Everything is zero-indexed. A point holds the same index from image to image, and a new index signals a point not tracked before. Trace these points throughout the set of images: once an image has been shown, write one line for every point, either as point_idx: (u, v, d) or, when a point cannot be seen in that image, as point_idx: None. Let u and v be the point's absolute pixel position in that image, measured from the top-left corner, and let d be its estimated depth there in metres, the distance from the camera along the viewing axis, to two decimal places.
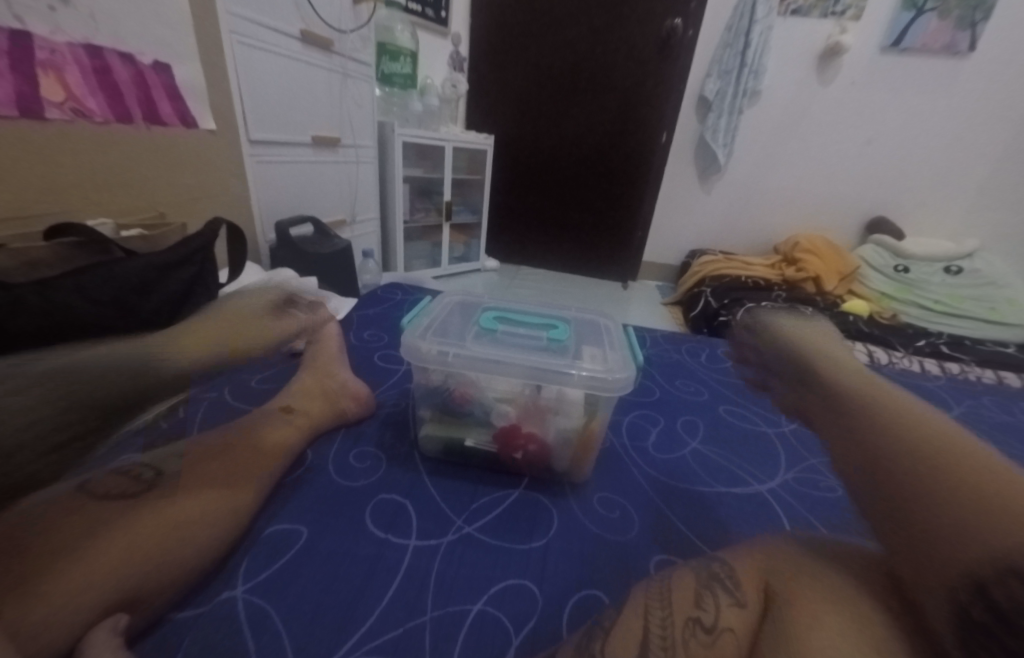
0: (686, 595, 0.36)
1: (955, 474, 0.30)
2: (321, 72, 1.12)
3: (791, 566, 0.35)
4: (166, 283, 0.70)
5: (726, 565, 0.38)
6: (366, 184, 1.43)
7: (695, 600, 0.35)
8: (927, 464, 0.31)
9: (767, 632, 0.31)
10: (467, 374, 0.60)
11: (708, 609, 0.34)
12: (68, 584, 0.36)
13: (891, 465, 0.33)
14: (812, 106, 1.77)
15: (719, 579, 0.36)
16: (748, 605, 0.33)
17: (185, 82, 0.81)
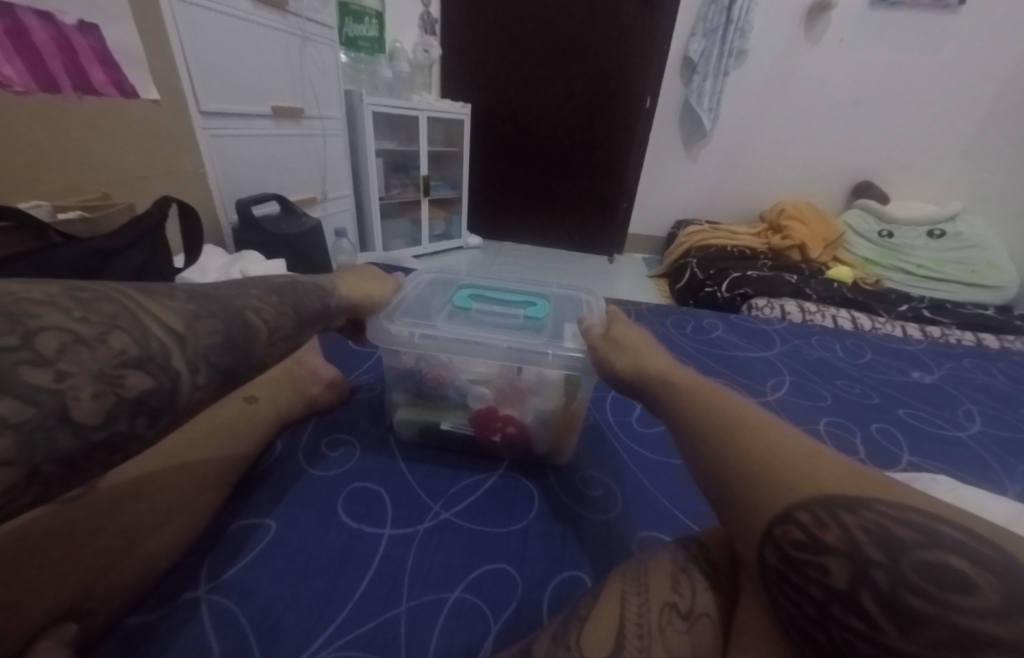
0: (663, 580, 0.34)
1: (732, 437, 0.33)
2: (277, 36, 1.04)
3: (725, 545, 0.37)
4: (112, 269, 0.65)
5: (703, 548, 0.37)
6: (336, 159, 1.35)
7: (671, 584, 0.34)
8: (716, 430, 0.35)
9: (739, 614, 0.31)
10: (440, 356, 0.58)
11: (685, 593, 0.33)
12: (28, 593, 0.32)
13: (691, 441, 0.37)
14: (799, 66, 1.71)
15: (696, 563, 0.35)
16: (721, 588, 0.34)
17: (120, 45, 0.74)
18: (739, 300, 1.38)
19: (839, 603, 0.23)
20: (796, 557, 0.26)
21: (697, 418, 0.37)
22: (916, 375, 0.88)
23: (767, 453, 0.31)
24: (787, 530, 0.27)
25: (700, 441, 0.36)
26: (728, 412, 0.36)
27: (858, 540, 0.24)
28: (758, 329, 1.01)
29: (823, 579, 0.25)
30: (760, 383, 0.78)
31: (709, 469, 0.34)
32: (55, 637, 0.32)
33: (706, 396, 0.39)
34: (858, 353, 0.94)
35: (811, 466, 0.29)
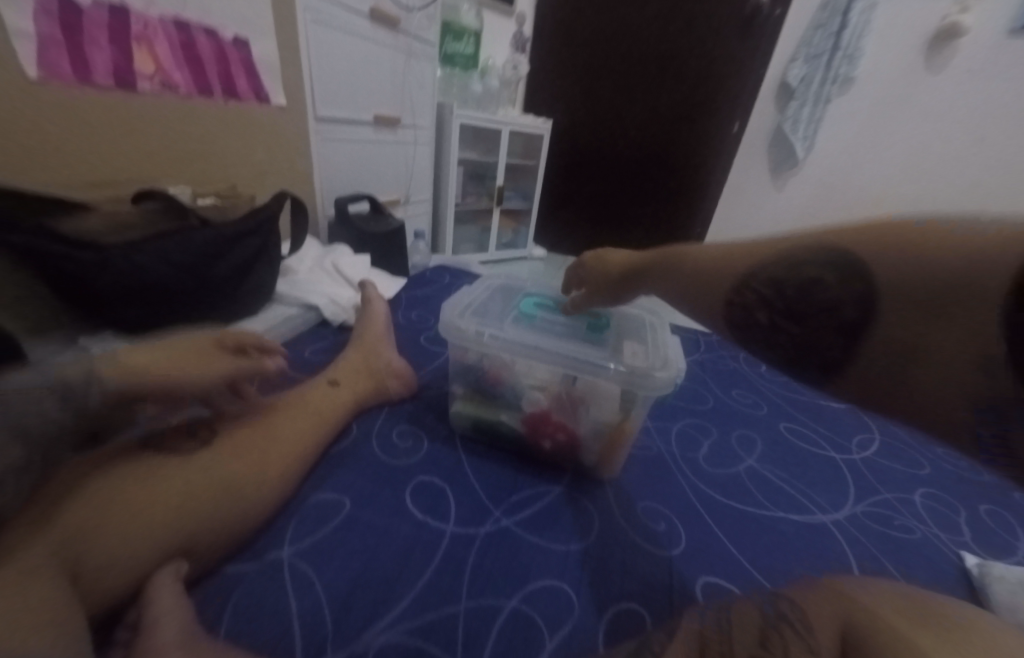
0: (748, 631, 0.32)
1: (707, 277, 0.43)
2: (387, 51, 1.13)
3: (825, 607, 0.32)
4: (234, 253, 0.74)
5: (794, 605, 0.33)
6: (422, 166, 1.43)
7: (759, 638, 0.31)
8: (698, 274, 0.44)
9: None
10: (502, 356, 0.61)
11: (776, 650, 0.30)
12: (132, 532, 0.39)
13: (680, 291, 0.46)
14: (913, 97, 1.59)
15: (785, 620, 0.32)
16: (822, 652, 0.29)
17: (262, 58, 0.84)
18: None
19: (807, 343, 0.35)
20: (772, 328, 0.37)
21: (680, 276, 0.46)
22: None
23: (737, 276, 0.40)
24: (756, 317, 0.38)
25: (686, 290, 0.45)
26: (700, 260, 0.44)
27: (805, 301, 0.35)
28: None
29: (791, 332, 0.36)
30: (844, 438, 0.73)
31: (696, 301, 0.44)
32: (167, 573, 0.38)
33: (680, 254, 0.47)
34: None
35: (763, 268, 0.38)
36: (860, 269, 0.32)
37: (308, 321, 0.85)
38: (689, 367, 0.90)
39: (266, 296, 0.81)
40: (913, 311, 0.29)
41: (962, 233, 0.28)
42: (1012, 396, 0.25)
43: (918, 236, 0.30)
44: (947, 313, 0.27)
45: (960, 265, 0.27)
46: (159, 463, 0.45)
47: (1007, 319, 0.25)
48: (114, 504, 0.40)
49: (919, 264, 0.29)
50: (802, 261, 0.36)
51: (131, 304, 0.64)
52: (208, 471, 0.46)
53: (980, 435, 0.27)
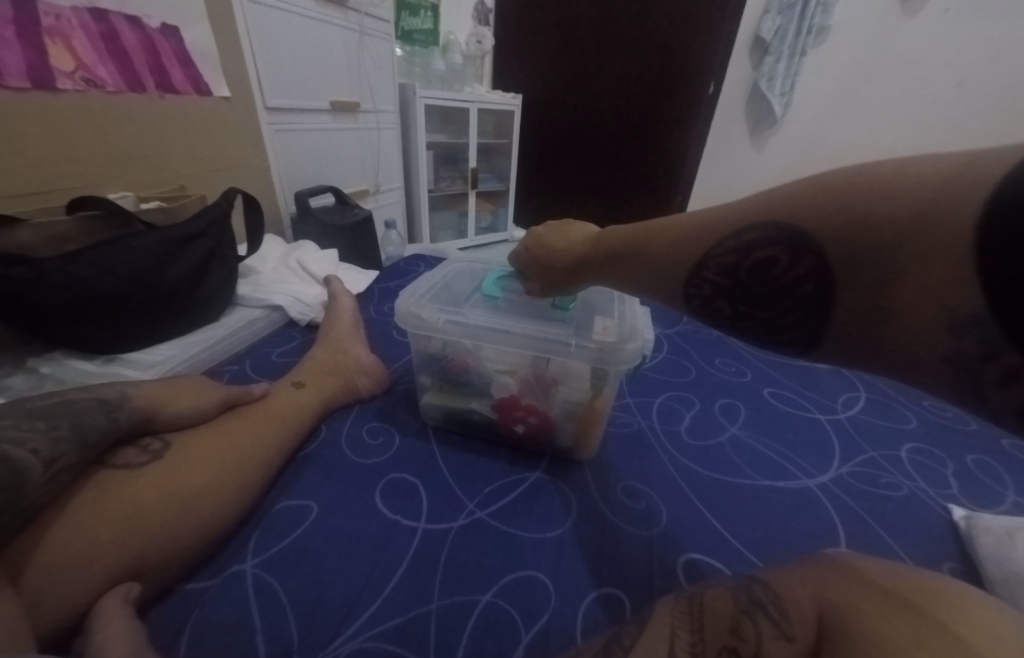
0: (721, 620, 0.30)
1: (650, 267, 0.38)
2: (337, 31, 1.07)
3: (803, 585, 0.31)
4: (184, 256, 0.70)
5: (768, 587, 0.31)
6: (389, 152, 1.38)
7: (730, 627, 0.29)
8: (643, 262, 0.39)
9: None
10: (466, 342, 0.58)
11: (748, 638, 0.28)
12: (74, 557, 0.36)
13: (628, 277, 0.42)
14: (891, 42, 1.53)
15: (760, 606, 0.30)
16: (797, 641, 0.28)
17: (197, 45, 0.79)
18: None
19: (776, 324, 0.31)
20: (736, 314, 0.33)
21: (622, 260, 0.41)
22: None
23: (682, 263, 0.35)
24: (716, 302, 0.34)
25: (632, 278, 0.41)
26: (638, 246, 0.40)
27: (760, 279, 0.31)
28: None
29: (755, 313, 0.32)
30: (830, 399, 0.71)
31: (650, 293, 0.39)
32: (112, 599, 0.36)
33: (618, 237, 0.43)
34: None
35: (703, 248, 0.34)
36: (805, 234, 0.28)
37: (274, 323, 0.82)
38: (671, 339, 0.87)
39: (226, 300, 0.78)
40: (863, 269, 0.26)
41: (910, 176, 0.25)
42: (985, 354, 0.22)
43: (866, 186, 0.26)
44: (900, 268, 0.25)
45: (896, 213, 0.24)
46: (110, 476, 0.42)
47: (972, 266, 0.22)
48: (55, 526, 0.37)
49: (866, 213, 0.26)
50: (740, 231, 0.32)
51: (77, 319, 0.61)
52: (159, 485, 0.43)
53: (964, 390, 0.24)
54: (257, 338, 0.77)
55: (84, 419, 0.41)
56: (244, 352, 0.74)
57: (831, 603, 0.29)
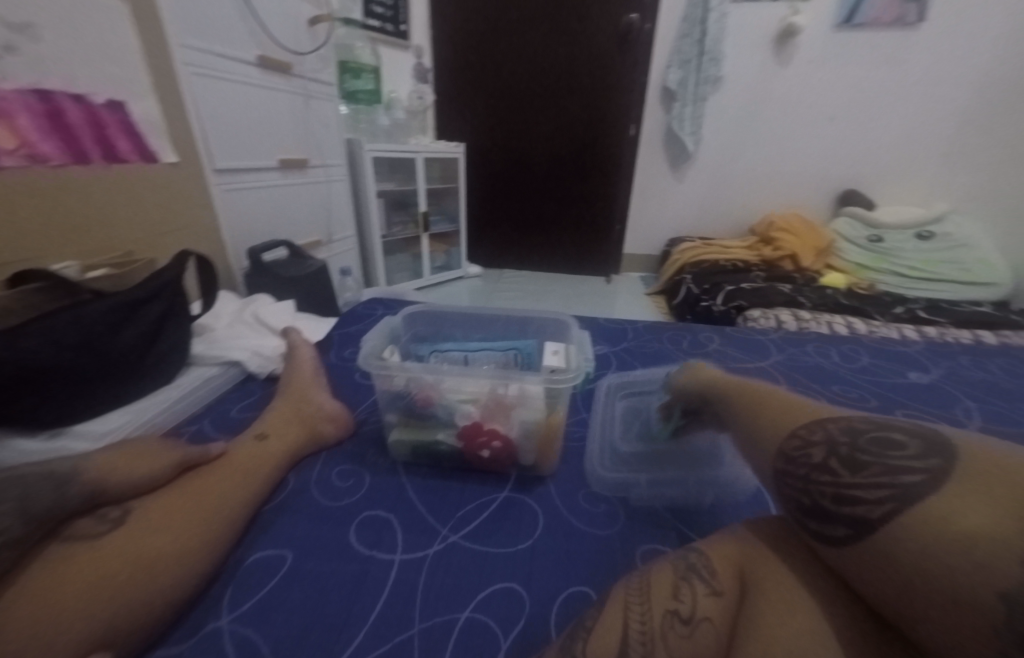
0: (664, 588, 0.38)
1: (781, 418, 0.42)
2: (282, 96, 1.13)
3: (725, 552, 0.38)
4: (134, 321, 0.70)
5: (702, 555, 0.39)
6: (340, 203, 1.43)
7: (672, 592, 0.37)
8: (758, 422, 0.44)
9: (741, 616, 0.33)
10: (427, 377, 0.62)
11: (685, 599, 0.36)
12: (46, 628, 0.36)
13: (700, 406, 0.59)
14: (776, 86, 1.78)
15: (695, 570, 0.38)
16: (724, 593, 0.35)
17: (142, 118, 0.82)
18: (734, 313, 1.41)
19: (840, 492, 0.32)
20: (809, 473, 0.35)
21: (727, 407, 0.51)
22: (913, 376, 0.89)
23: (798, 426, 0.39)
24: (810, 455, 0.36)
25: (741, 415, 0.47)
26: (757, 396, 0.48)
27: (872, 454, 0.32)
28: (752, 339, 1.03)
29: (831, 480, 0.33)
30: None
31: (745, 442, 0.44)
32: None
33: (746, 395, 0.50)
34: (854, 358, 0.95)
35: (831, 430, 0.36)
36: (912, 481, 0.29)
37: (232, 379, 0.82)
38: (618, 355, 0.95)
39: (181, 361, 0.78)
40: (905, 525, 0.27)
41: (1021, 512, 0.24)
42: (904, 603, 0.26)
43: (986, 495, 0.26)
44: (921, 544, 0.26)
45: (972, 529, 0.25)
46: (72, 549, 0.42)
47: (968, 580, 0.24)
48: (23, 605, 0.37)
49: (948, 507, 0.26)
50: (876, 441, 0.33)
51: (24, 393, 0.59)
52: (127, 548, 0.43)
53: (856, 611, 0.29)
54: (215, 396, 0.77)
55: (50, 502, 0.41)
56: (203, 411, 0.73)
57: (750, 557, 0.37)
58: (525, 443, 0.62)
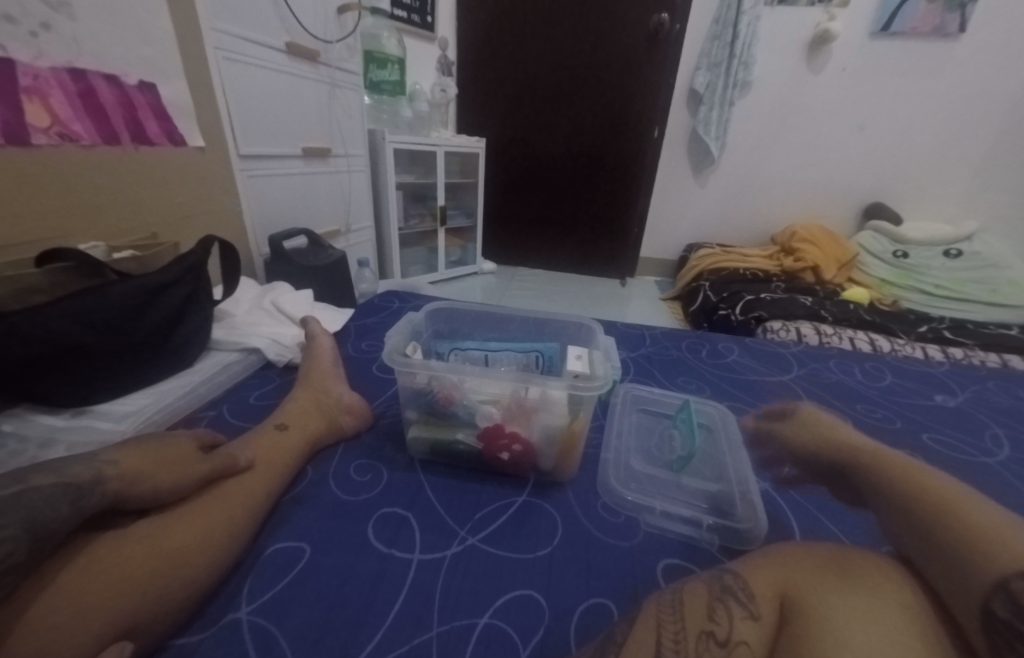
0: (699, 609, 0.37)
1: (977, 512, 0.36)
2: (309, 84, 1.12)
3: (763, 577, 0.37)
4: (159, 304, 0.70)
5: (738, 577, 0.38)
6: (360, 193, 1.42)
7: (707, 612, 0.36)
8: (930, 519, 0.36)
9: (781, 646, 0.32)
10: (450, 376, 0.61)
11: (721, 621, 0.35)
12: (74, 616, 0.36)
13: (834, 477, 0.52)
14: (805, 94, 1.75)
15: (731, 592, 0.37)
16: (762, 619, 0.34)
17: (172, 101, 0.82)
18: (753, 323, 1.39)
19: None
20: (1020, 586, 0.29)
21: (882, 475, 0.47)
22: (939, 398, 0.87)
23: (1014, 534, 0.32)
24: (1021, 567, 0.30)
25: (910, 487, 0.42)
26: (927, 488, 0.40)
27: None
28: (773, 352, 1.01)
29: None
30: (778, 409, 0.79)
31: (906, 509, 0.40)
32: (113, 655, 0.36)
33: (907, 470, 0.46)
34: (878, 376, 0.93)
35: None
36: None
37: (251, 366, 0.81)
38: (636, 360, 0.94)
39: (202, 345, 0.78)
40: None
41: None
42: None
43: None
44: None
45: None
46: (99, 536, 0.42)
47: None
48: (53, 588, 0.37)
49: None
50: None
51: (48, 373, 0.59)
52: (152, 540, 0.43)
53: None
54: (233, 383, 0.77)
55: (74, 485, 0.41)
56: (222, 397, 0.73)
57: (791, 585, 0.36)
58: (544, 446, 0.61)
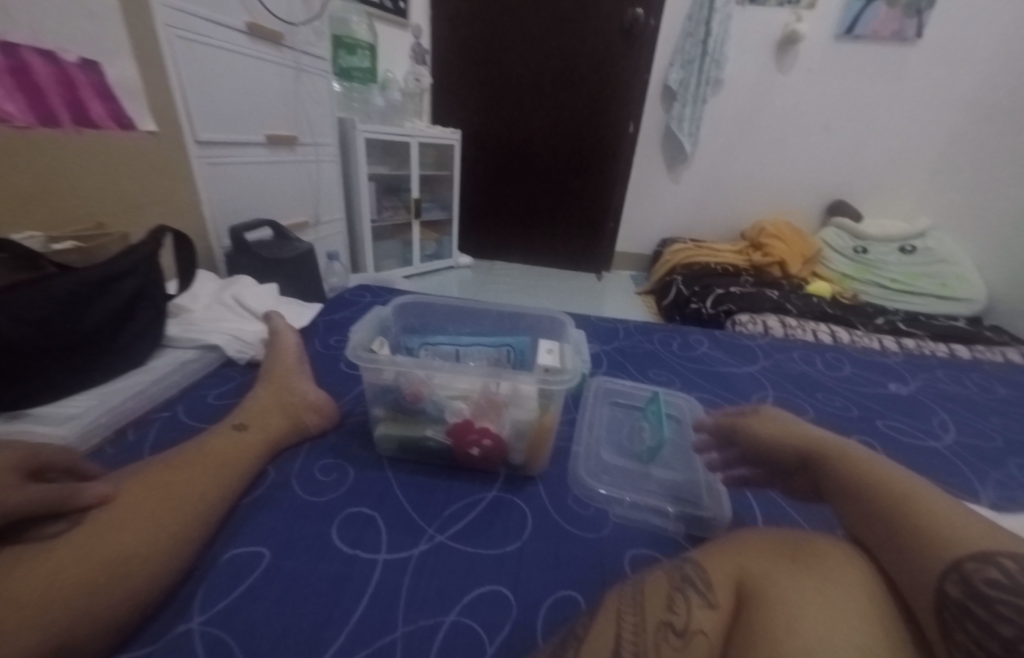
0: (659, 600, 0.37)
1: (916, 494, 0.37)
2: (273, 68, 1.08)
3: (722, 563, 0.38)
4: (105, 299, 0.66)
5: (698, 566, 0.38)
6: (329, 184, 1.38)
7: (667, 603, 0.36)
8: (889, 510, 0.36)
9: (735, 634, 0.33)
10: (417, 372, 0.60)
11: (680, 611, 0.36)
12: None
13: (769, 465, 0.52)
14: (775, 93, 1.79)
15: (690, 581, 0.37)
16: (719, 606, 0.35)
17: (118, 81, 0.77)
18: (723, 316, 1.42)
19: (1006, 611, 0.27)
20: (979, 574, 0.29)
21: (831, 473, 0.44)
22: (893, 387, 0.91)
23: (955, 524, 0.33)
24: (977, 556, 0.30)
25: (849, 476, 0.42)
26: (868, 474, 0.41)
27: None
28: (741, 344, 1.03)
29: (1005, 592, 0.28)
30: (745, 399, 0.81)
31: (856, 503, 0.39)
32: None
33: (849, 457, 0.44)
34: (838, 366, 0.97)
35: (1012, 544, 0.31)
36: None
37: (210, 363, 0.78)
38: (610, 354, 0.94)
39: (153, 343, 0.73)
40: None
41: None
42: None
43: None
44: None
45: None
46: (26, 551, 0.39)
47: None
48: None
49: None
50: None
51: None
52: (86, 550, 0.41)
53: None
54: (191, 382, 0.74)
55: None
56: (178, 397, 0.70)
57: (747, 571, 0.36)
58: (516, 441, 0.60)
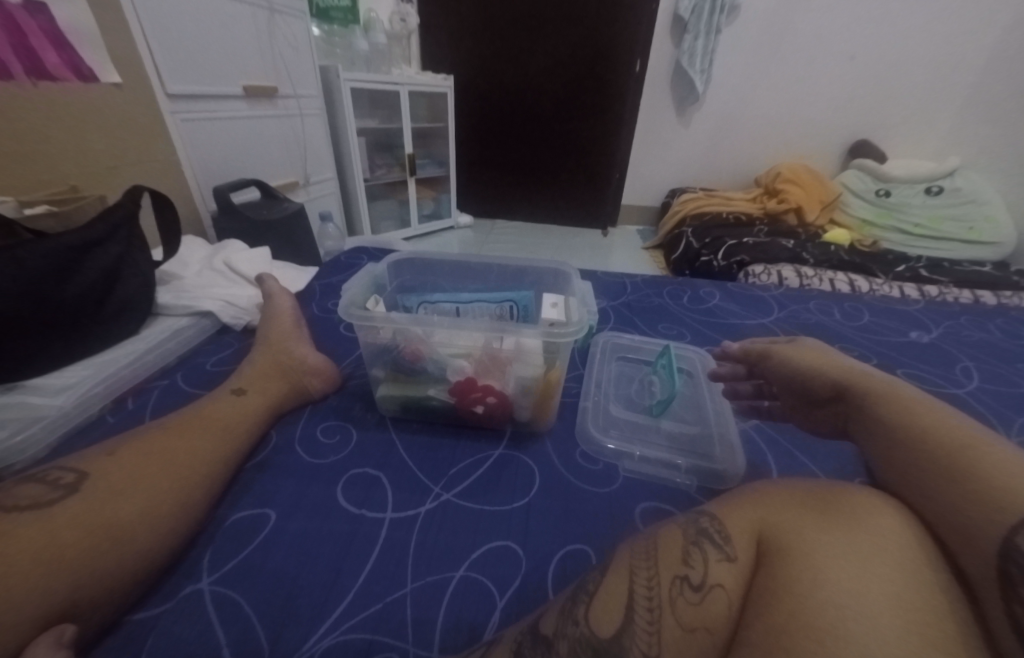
0: (673, 554, 0.35)
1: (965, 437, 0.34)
2: (243, 8, 0.99)
3: (741, 516, 0.36)
4: (86, 265, 0.63)
5: (714, 518, 0.36)
6: (316, 140, 1.30)
7: (682, 557, 0.34)
8: (936, 453, 0.34)
9: (757, 588, 0.31)
10: (415, 330, 0.57)
11: (696, 566, 0.34)
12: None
13: (796, 391, 0.51)
14: (794, 19, 1.64)
15: (707, 534, 0.35)
16: (738, 560, 0.33)
17: (69, 24, 0.70)
18: (735, 268, 1.37)
19: None
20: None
21: (864, 407, 0.42)
22: (914, 334, 0.87)
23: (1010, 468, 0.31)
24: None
25: (885, 412, 0.40)
26: (906, 411, 0.39)
27: None
28: (754, 295, 0.99)
29: None
30: None
31: (893, 443, 0.37)
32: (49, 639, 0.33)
33: (885, 392, 0.42)
34: (856, 315, 0.92)
35: None
36: None
37: (205, 331, 0.75)
38: (617, 309, 0.90)
39: (145, 311, 0.71)
40: None
41: None
42: None
43: None
44: None
45: None
46: (19, 518, 0.38)
47: None
48: None
49: None
50: None
51: None
52: (82, 517, 0.40)
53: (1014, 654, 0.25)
54: (188, 349, 0.72)
55: None
56: (175, 365, 0.68)
57: (768, 523, 0.34)
58: (522, 397, 0.58)
